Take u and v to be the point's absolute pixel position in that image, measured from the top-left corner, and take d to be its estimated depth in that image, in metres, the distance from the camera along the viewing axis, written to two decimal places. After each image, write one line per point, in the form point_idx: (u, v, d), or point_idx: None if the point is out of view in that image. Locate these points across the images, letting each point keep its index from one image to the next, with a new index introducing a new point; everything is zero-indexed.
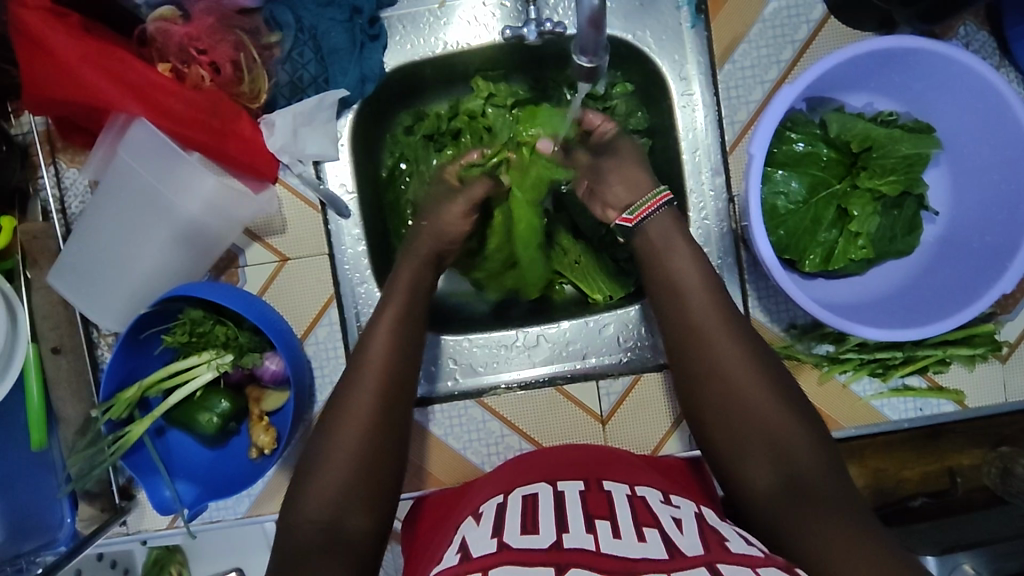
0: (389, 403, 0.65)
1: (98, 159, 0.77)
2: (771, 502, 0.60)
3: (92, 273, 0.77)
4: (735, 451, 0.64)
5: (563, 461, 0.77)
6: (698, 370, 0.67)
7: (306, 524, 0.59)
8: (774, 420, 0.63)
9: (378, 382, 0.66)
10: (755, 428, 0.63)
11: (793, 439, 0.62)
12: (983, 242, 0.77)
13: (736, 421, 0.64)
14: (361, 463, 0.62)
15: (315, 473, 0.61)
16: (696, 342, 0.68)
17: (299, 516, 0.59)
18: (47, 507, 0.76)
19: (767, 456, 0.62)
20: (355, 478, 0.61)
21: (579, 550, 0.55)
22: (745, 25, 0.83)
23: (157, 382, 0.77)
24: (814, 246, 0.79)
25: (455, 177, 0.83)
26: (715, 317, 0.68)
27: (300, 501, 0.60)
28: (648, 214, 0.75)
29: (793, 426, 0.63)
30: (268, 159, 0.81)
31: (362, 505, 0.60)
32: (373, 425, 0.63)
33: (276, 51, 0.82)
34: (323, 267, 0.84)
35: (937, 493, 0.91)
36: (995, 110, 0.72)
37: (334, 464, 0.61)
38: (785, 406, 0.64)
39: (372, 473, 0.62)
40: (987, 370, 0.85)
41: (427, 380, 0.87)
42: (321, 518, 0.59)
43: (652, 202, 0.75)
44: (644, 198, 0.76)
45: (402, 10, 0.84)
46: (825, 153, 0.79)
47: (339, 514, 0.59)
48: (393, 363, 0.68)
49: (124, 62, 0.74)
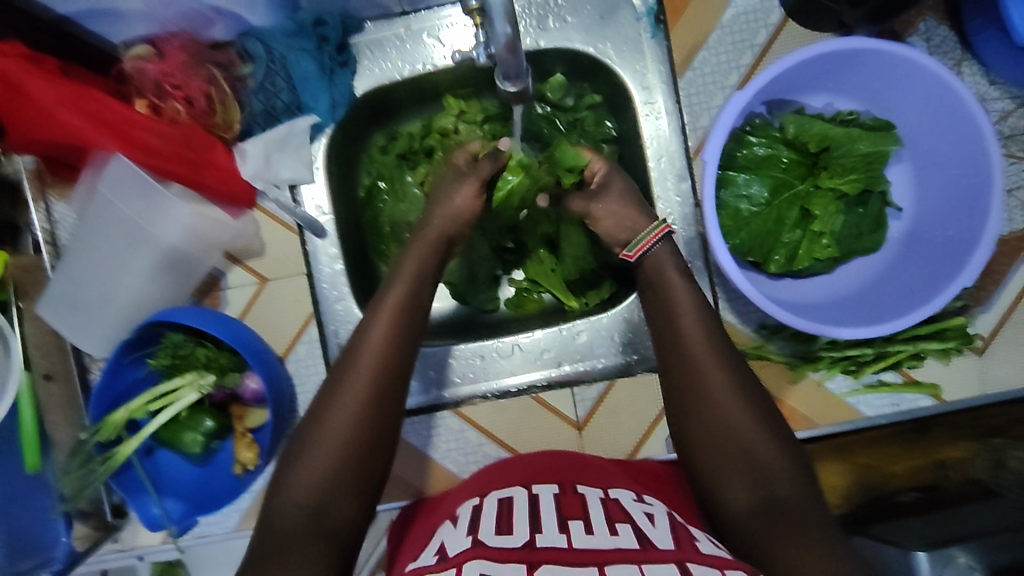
0: (382, 399, 0.65)
1: (82, 193, 0.82)
2: (746, 507, 0.61)
3: (78, 303, 0.80)
4: (706, 456, 0.65)
5: (540, 465, 0.78)
6: (682, 364, 0.68)
7: (294, 507, 0.59)
8: (741, 417, 0.64)
9: (370, 378, 0.65)
10: (726, 431, 0.64)
11: (752, 446, 0.63)
12: (945, 236, 0.77)
13: (709, 414, 0.65)
14: (348, 455, 0.62)
15: (308, 452, 0.62)
16: (680, 340, 0.69)
17: (287, 499, 0.60)
18: (41, 528, 0.78)
19: (738, 459, 0.63)
20: (340, 472, 0.61)
21: (551, 549, 0.57)
22: (705, 32, 0.86)
23: (144, 405, 0.80)
24: (779, 247, 0.80)
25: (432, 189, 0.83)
26: (692, 318, 0.70)
27: (288, 484, 0.61)
28: (648, 247, 0.75)
29: (760, 437, 0.63)
30: (244, 186, 0.85)
31: (350, 494, 0.61)
32: (362, 419, 0.63)
33: (248, 81, 0.85)
34: (302, 287, 0.87)
35: (927, 488, 0.82)
36: (949, 106, 0.72)
37: (312, 468, 0.61)
38: (755, 409, 0.65)
39: (359, 466, 0.62)
40: (963, 364, 0.85)
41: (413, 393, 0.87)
42: (307, 503, 0.59)
43: (650, 236, 0.75)
44: (647, 230, 0.76)
45: (370, 36, 0.87)
46: (785, 155, 0.80)
47: (326, 501, 0.60)
48: (391, 361, 0.66)
49: (99, 102, 0.78)
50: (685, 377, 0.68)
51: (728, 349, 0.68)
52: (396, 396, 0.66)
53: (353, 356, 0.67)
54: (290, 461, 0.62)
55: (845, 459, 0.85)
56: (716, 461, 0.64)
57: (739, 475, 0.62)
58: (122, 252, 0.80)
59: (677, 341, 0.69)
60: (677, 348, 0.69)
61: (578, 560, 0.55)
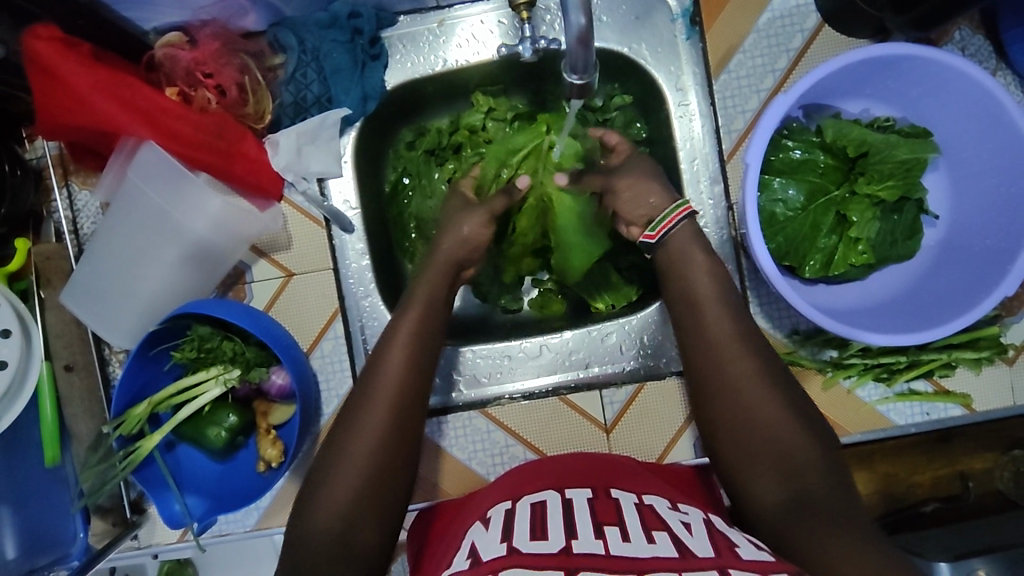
0: (402, 421, 0.65)
1: (109, 181, 0.80)
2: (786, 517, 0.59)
3: (102, 292, 0.79)
4: (744, 466, 0.63)
5: (569, 471, 0.77)
6: (708, 369, 0.68)
7: (316, 536, 0.59)
8: (766, 414, 0.63)
9: (391, 402, 0.65)
10: (765, 439, 0.63)
11: (794, 453, 0.61)
12: (983, 245, 0.77)
13: (738, 412, 0.65)
14: (372, 476, 0.62)
15: (331, 477, 0.62)
16: (711, 346, 0.68)
17: (311, 526, 0.60)
18: (60, 522, 0.78)
19: (766, 460, 0.62)
20: (361, 495, 0.61)
21: (590, 555, 0.56)
22: (739, 37, 0.85)
23: (167, 398, 0.79)
24: (814, 252, 0.79)
25: (470, 191, 0.84)
26: (720, 328, 0.69)
27: (314, 506, 0.61)
28: (669, 227, 0.76)
29: (791, 438, 0.62)
30: (273, 177, 0.82)
31: (372, 522, 0.61)
32: (382, 439, 0.63)
33: (280, 73, 0.84)
34: (328, 282, 0.85)
35: (949, 498, 0.87)
36: (992, 115, 0.73)
37: (338, 488, 0.61)
38: (777, 407, 0.64)
39: (384, 483, 0.62)
40: (994, 374, 0.85)
41: (436, 392, 0.88)
42: (332, 529, 0.59)
43: (673, 215, 0.76)
44: (664, 214, 0.77)
45: (402, 30, 0.86)
46: (822, 159, 0.79)
47: (348, 528, 0.60)
48: (409, 384, 0.67)
49: (133, 88, 0.76)
50: (714, 382, 0.67)
51: (767, 353, 0.68)
52: (413, 418, 0.66)
53: (371, 383, 0.67)
54: (316, 482, 0.62)
55: (869, 468, 0.87)
56: (746, 461, 0.63)
57: (765, 475, 0.62)
58: (149, 243, 0.78)
59: (698, 354, 0.69)
60: (698, 359, 0.69)
61: (614, 567, 0.54)
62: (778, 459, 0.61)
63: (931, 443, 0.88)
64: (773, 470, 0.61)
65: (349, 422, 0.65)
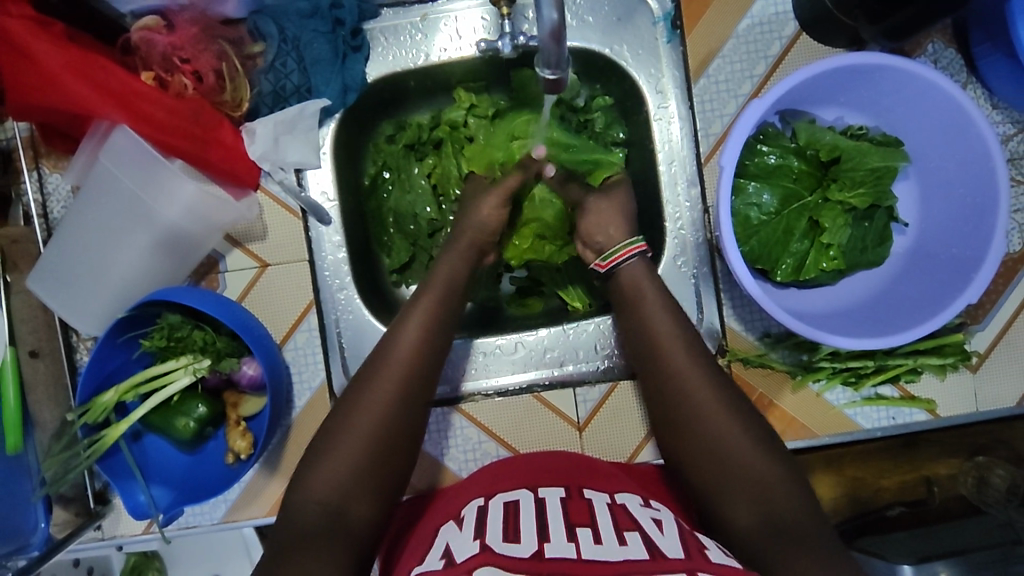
0: (407, 400, 0.66)
1: (80, 164, 0.79)
2: (756, 526, 0.60)
3: (70, 277, 0.78)
4: (721, 481, 0.64)
5: (545, 469, 0.77)
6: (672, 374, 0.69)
7: (313, 504, 0.59)
8: (729, 427, 0.65)
9: (390, 397, 0.65)
10: (735, 455, 0.64)
11: (761, 465, 0.63)
12: (950, 253, 0.79)
13: (704, 423, 0.66)
14: (370, 458, 0.62)
15: (322, 468, 0.61)
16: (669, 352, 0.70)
17: (305, 495, 0.60)
18: (21, 512, 0.76)
19: (730, 467, 0.63)
20: (359, 473, 0.61)
21: (562, 560, 0.55)
22: (720, 41, 0.85)
23: (134, 386, 0.78)
24: (786, 256, 0.80)
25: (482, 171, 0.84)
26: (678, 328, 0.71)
27: (307, 482, 0.61)
28: (620, 261, 0.77)
29: (760, 449, 0.64)
30: (250, 167, 0.82)
31: (366, 492, 0.61)
32: (384, 422, 0.64)
33: (259, 61, 0.83)
34: (302, 275, 0.84)
35: (914, 502, 0.91)
36: (958, 126, 0.75)
37: (329, 481, 0.60)
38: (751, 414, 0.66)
39: (379, 465, 0.62)
40: (958, 380, 0.86)
41: (444, 381, 0.88)
42: (320, 517, 0.58)
43: (624, 251, 0.78)
44: (620, 245, 0.78)
45: (385, 22, 0.85)
46: (796, 165, 0.81)
47: (346, 497, 0.60)
48: (417, 376, 0.67)
49: (106, 70, 0.76)
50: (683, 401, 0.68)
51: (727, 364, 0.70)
52: (409, 410, 0.65)
53: (385, 362, 0.67)
54: (302, 467, 0.63)
55: (836, 472, 0.91)
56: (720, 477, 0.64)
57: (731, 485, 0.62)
58: (121, 228, 0.78)
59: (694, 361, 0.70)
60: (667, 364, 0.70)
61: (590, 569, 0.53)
62: (751, 473, 0.62)
63: (895, 447, 0.91)
64: (747, 479, 0.62)
65: (344, 414, 0.64)
